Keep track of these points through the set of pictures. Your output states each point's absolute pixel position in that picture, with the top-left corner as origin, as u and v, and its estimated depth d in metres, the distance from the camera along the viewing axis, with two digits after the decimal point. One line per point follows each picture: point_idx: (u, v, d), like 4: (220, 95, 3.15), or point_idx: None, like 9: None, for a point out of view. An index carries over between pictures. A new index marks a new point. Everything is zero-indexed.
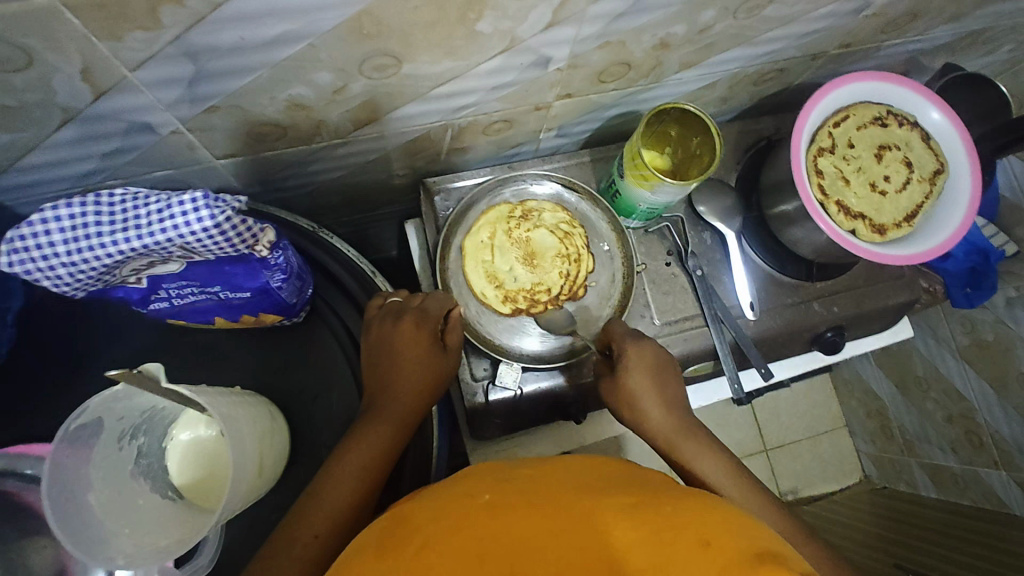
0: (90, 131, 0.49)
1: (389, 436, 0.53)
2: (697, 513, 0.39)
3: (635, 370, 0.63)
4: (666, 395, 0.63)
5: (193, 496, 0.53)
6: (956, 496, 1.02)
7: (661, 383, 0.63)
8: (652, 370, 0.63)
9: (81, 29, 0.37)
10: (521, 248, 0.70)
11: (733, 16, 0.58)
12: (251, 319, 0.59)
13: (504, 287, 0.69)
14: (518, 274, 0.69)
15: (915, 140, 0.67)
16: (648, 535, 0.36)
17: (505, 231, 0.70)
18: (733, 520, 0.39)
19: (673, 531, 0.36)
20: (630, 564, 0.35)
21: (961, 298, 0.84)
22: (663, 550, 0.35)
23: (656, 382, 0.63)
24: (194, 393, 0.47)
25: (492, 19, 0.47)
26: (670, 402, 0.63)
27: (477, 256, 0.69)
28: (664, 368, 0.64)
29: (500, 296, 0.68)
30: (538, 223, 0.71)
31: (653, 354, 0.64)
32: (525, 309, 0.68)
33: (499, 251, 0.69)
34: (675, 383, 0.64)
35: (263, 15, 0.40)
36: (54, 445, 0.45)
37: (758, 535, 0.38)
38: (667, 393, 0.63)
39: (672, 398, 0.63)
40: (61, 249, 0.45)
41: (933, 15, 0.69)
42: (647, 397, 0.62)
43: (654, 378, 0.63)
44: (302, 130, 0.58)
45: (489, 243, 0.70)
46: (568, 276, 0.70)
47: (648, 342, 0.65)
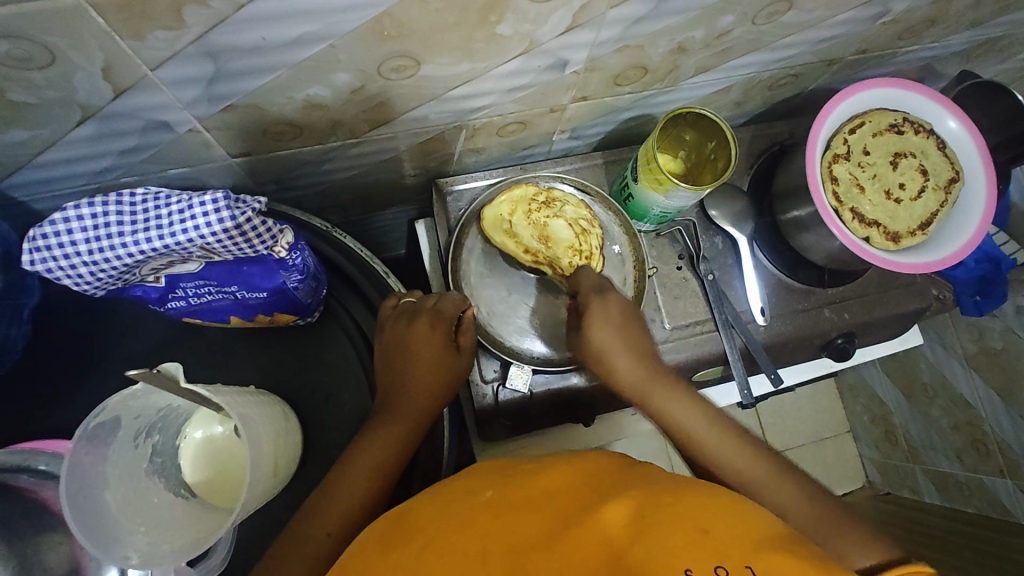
0: (108, 128, 0.49)
1: (401, 436, 0.53)
2: (694, 503, 0.39)
3: (600, 321, 0.60)
4: (635, 345, 0.60)
5: (206, 495, 0.53)
6: (959, 504, 1.02)
7: (627, 333, 0.60)
8: (618, 320, 0.61)
9: (104, 28, 0.37)
10: (536, 232, 0.68)
11: (752, 21, 0.57)
12: (266, 318, 0.59)
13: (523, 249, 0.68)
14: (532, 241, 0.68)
15: (932, 147, 0.67)
16: (648, 530, 0.36)
17: (525, 212, 0.68)
18: (736, 508, 0.39)
19: (672, 522, 0.37)
20: (630, 557, 0.35)
21: (971, 306, 0.84)
22: (663, 543, 0.35)
23: (624, 333, 0.60)
24: (211, 392, 0.47)
25: (512, 22, 0.47)
26: (639, 351, 0.60)
27: (495, 228, 0.68)
28: (631, 321, 0.61)
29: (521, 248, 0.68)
30: (559, 213, 0.69)
31: (619, 308, 0.61)
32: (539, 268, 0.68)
33: (515, 229, 0.68)
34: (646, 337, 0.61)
35: (285, 16, 0.40)
36: (73, 444, 0.45)
37: (761, 521, 0.38)
38: (636, 344, 0.60)
39: (645, 350, 0.60)
40: (82, 248, 0.45)
41: (951, 22, 0.68)
42: (614, 346, 0.59)
43: (621, 328, 0.60)
44: (318, 130, 0.58)
45: (507, 219, 0.68)
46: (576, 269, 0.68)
47: (614, 294, 0.63)
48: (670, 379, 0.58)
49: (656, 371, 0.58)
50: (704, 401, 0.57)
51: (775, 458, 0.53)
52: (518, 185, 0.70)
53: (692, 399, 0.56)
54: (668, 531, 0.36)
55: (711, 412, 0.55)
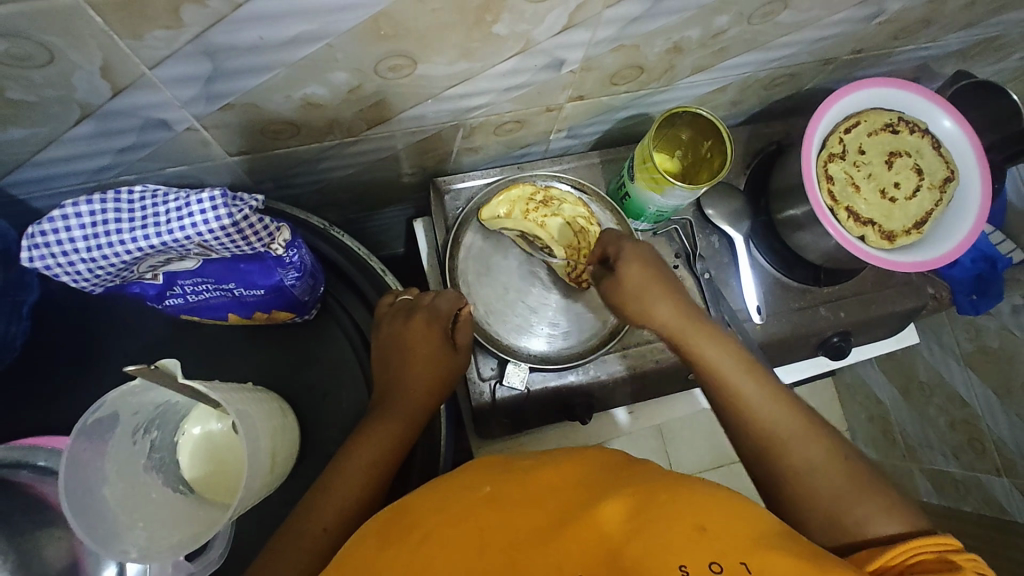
0: (106, 126, 0.49)
1: (399, 433, 0.54)
2: (690, 499, 0.39)
3: (634, 269, 0.57)
4: (674, 293, 0.56)
5: (204, 491, 0.53)
6: (955, 502, 1.03)
7: (666, 279, 0.57)
8: (654, 268, 0.57)
9: (103, 27, 0.38)
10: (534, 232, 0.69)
11: (748, 21, 0.58)
12: (264, 316, 0.60)
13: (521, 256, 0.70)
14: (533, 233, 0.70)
15: (927, 147, 0.67)
16: (645, 526, 0.37)
17: (522, 211, 0.69)
18: (731, 505, 0.39)
19: (669, 518, 0.37)
20: (626, 553, 0.36)
21: (966, 305, 0.84)
22: (660, 540, 0.36)
23: (661, 282, 0.56)
24: (209, 388, 0.47)
25: (508, 22, 0.47)
26: (678, 300, 0.56)
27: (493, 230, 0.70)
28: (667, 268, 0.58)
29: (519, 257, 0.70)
30: (556, 211, 0.70)
31: (654, 257, 0.58)
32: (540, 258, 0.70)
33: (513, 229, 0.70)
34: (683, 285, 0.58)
35: (282, 16, 0.40)
36: (72, 439, 0.46)
37: (755, 518, 0.39)
38: (673, 291, 0.56)
39: (683, 295, 0.57)
40: (81, 245, 0.45)
41: (946, 22, 0.69)
42: (649, 292, 0.56)
43: (658, 277, 0.57)
44: (316, 129, 0.58)
45: (505, 218, 0.69)
46: (575, 266, 0.70)
47: (647, 246, 0.59)
48: (711, 329, 0.55)
49: (696, 320, 0.55)
50: (746, 354, 0.54)
51: (812, 418, 0.51)
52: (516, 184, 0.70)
53: (732, 351, 0.54)
54: (665, 527, 0.37)
55: (752, 366, 0.53)
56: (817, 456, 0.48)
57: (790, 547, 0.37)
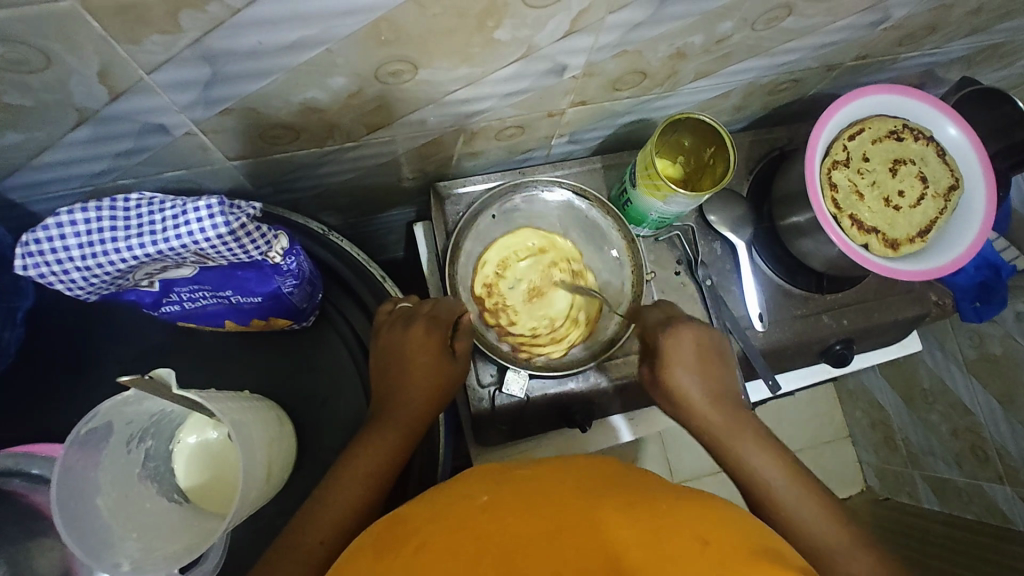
0: (104, 131, 0.48)
1: (396, 441, 0.53)
2: (694, 512, 0.39)
3: (680, 356, 0.58)
4: (712, 386, 0.58)
5: (199, 500, 0.53)
6: (959, 510, 1.02)
7: (706, 372, 0.58)
8: (696, 356, 0.59)
9: (101, 33, 0.37)
10: (542, 284, 0.72)
11: (752, 27, 0.57)
12: (261, 323, 0.59)
13: (498, 280, 0.71)
14: (532, 279, 0.72)
15: (931, 155, 0.66)
16: (646, 536, 0.37)
17: (552, 264, 0.72)
18: (728, 520, 0.40)
19: (669, 532, 0.37)
20: (628, 561, 0.35)
21: (970, 312, 0.84)
22: (661, 550, 0.36)
23: (703, 372, 0.58)
24: (203, 398, 0.47)
25: (510, 27, 0.47)
26: (716, 391, 0.58)
27: (512, 248, 0.72)
28: (710, 357, 0.59)
29: (488, 279, 0.71)
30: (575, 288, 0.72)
31: (695, 343, 0.59)
32: (484, 295, 0.71)
33: (529, 262, 0.72)
34: (723, 375, 0.59)
35: (282, 21, 0.40)
36: (66, 448, 0.46)
37: (753, 534, 0.39)
38: (713, 382, 0.58)
39: (721, 389, 0.58)
40: (76, 254, 0.45)
41: (951, 29, 0.68)
42: (689, 386, 0.57)
43: (699, 367, 0.58)
44: (316, 133, 0.57)
45: (529, 250, 0.72)
46: (533, 334, 0.70)
47: (702, 329, 0.60)
48: (749, 423, 0.56)
49: (735, 413, 0.57)
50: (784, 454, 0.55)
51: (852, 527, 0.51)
52: (565, 242, 0.73)
53: (771, 448, 0.55)
54: (666, 539, 0.36)
55: (793, 466, 0.54)
56: (862, 563, 0.48)
57: (787, 563, 0.37)
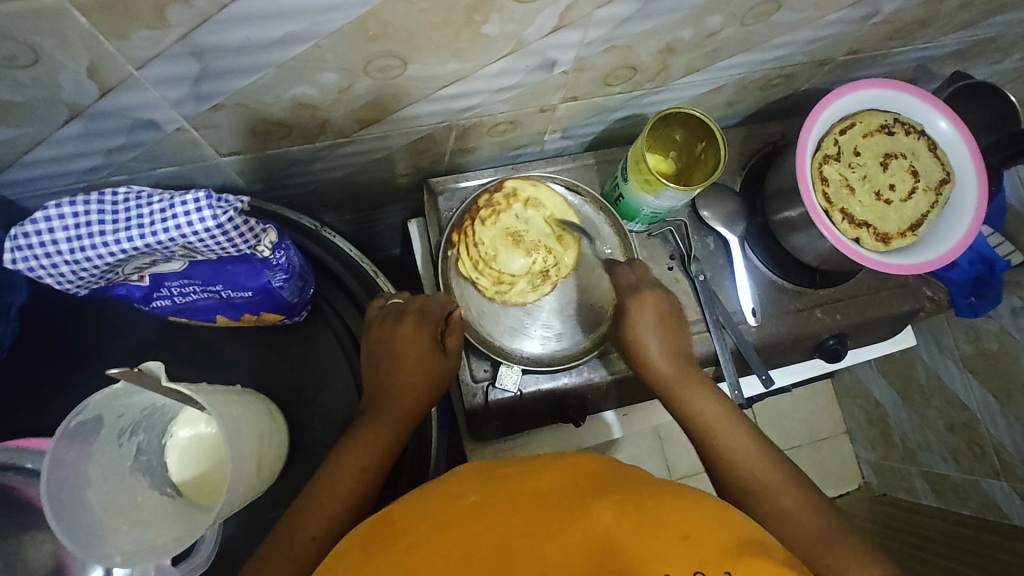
0: (95, 127, 0.49)
1: (386, 437, 0.53)
2: (678, 507, 0.39)
3: (640, 315, 0.63)
4: (670, 343, 0.63)
5: (192, 493, 0.54)
6: (957, 506, 1.03)
7: (666, 329, 0.64)
8: (656, 319, 0.64)
9: (88, 28, 0.38)
10: (522, 246, 0.68)
11: (742, 21, 0.57)
12: (253, 318, 0.59)
13: (515, 201, 0.68)
14: (528, 229, 0.69)
15: (922, 148, 0.66)
16: (632, 533, 0.37)
17: (542, 253, 0.68)
18: (719, 516, 0.39)
19: (653, 528, 0.37)
20: (613, 560, 0.35)
21: (965, 307, 0.84)
22: (645, 547, 0.36)
23: (662, 332, 0.63)
24: (193, 391, 0.47)
25: (498, 22, 0.47)
26: (675, 351, 0.63)
27: (542, 204, 0.69)
28: (669, 318, 0.64)
29: (513, 192, 0.68)
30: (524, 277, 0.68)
31: (657, 308, 0.64)
32: (490, 195, 0.68)
33: (531, 225, 0.69)
34: (681, 336, 0.65)
35: (268, 16, 0.40)
36: (55, 442, 0.46)
37: (744, 529, 0.38)
38: (671, 345, 0.63)
39: (677, 347, 0.63)
40: (64, 248, 0.45)
41: (943, 23, 0.68)
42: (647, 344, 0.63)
43: (658, 326, 0.63)
44: (308, 129, 0.58)
45: (541, 217, 0.69)
46: (470, 239, 0.68)
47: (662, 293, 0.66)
48: (702, 379, 0.61)
49: (690, 372, 0.62)
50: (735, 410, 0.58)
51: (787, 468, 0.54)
52: (568, 252, 0.70)
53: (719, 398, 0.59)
54: (650, 537, 0.36)
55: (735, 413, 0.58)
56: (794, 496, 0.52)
57: (775, 558, 0.36)
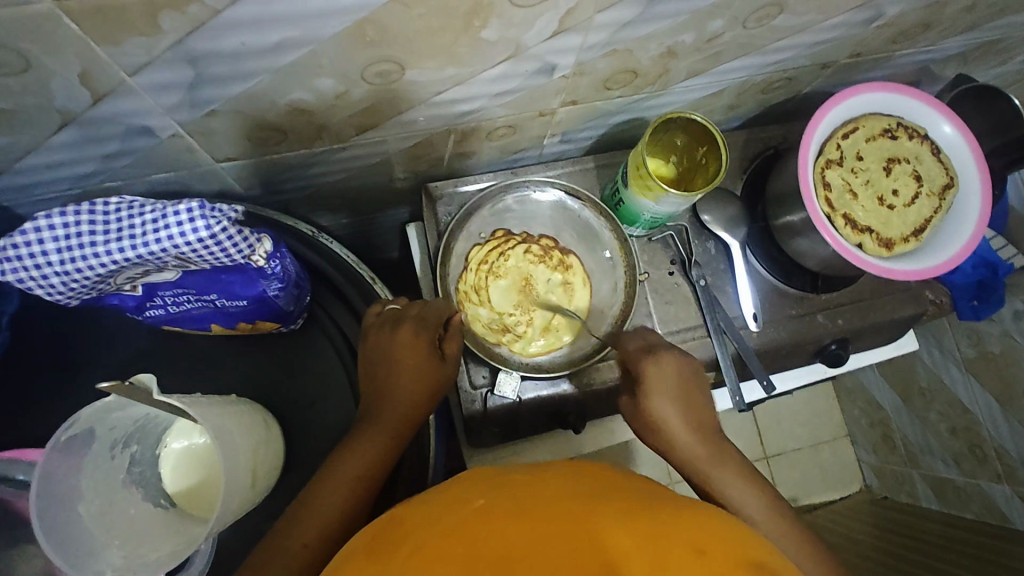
0: (88, 134, 0.48)
1: (382, 445, 0.53)
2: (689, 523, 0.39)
3: (662, 390, 0.59)
4: (694, 418, 0.59)
5: (185, 505, 0.52)
6: (957, 509, 1.02)
7: (689, 402, 0.59)
8: (675, 387, 0.59)
9: (79, 35, 0.37)
10: (522, 293, 0.70)
11: (743, 25, 0.57)
12: (248, 326, 0.59)
13: (556, 275, 0.71)
14: (543, 291, 0.71)
15: (926, 153, 0.66)
16: (644, 543, 0.36)
17: (525, 320, 0.70)
18: (730, 533, 0.39)
19: (665, 540, 0.36)
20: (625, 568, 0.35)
21: (967, 311, 0.83)
22: (657, 558, 0.35)
23: (685, 405, 0.59)
24: (185, 403, 0.46)
25: (497, 27, 0.46)
26: (699, 424, 0.59)
27: (565, 295, 0.71)
28: (691, 388, 0.60)
29: (563, 269, 0.71)
30: (494, 308, 0.69)
31: (677, 374, 0.60)
32: (553, 248, 0.72)
33: (541, 295, 0.71)
34: (704, 404, 0.60)
35: (263, 22, 0.39)
36: (45, 455, 0.45)
37: (756, 548, 0.38)
38: (694, 413, 0.59)
39: (701, 421, 0.59)
40: (54, 259, 0.45)
41: (946, 26, 0.68)
42: (671, 416, 0.58)
43: (681, 400, 0.59)
44: (304, 135, 0.57)
45: (552, 300, 0.71)
46: (506, 250, 0.70)
47: (682, 360, 0.61)
48: (729, 457, 0.58)
49: (718, 447, 0.58)
50: (759, 480, 0.57)
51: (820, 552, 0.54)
52: (551, 340, 0.70)
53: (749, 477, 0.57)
54: (663, 550, 0.36)
55: (765, 491, 0.56)
56: None
57: None
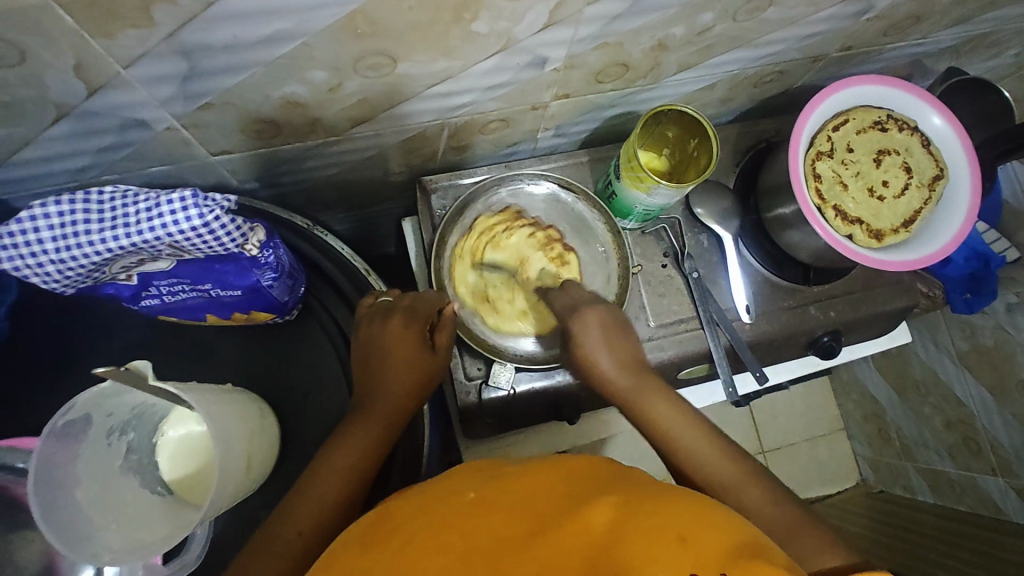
0: (83, 127, 0.49)
1: (376, 435, 0.53)
2: (671, 507, 0.39)
3: (587, 333, 0.61)
4: (621, 356, 0.60)
5: (182, 491, 0.54)
6: (953, 501, 1.03)
7: (613, 341, 0.61)
8: (601, 332, 0.61)
9: (74, 26, 0.37)
10: (513, 272, 0.70)
11: (733, 18, 0.57)
12: (243, 317, 0.59)
13: (550, 269, 0.71)
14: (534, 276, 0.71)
15: (916, 144, 0.66)
16: (632, 532, 0.36)
17: (507, 302, 0.70)
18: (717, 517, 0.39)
19: (652, 527, 0.37)
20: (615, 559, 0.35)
21: (960, 303, 0.85)
22: (644, 547, 0.35)
23: (610, 345, 0.60)
24: (181, 389, 0.47)
25: (488, 20, 0.47)
26: (626, 362, 0.59)
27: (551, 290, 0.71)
28: (615, 331, 0.62)
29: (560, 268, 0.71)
30: (484, 277, 0.70)
31: (598, 321, 0.62)
32: (557, 240, 0.72)
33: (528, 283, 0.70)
34: (633, 345, 0.61)
35: (255, 14, 0.40)
36: (42, 441, 0.46)
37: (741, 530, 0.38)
38: (624, 357, 0.60)
39: (628, 358, 0.60)
40: (50, 247, 0.45)
41: (936, 19, 0.68)
42: (599, 357, 0.59)
43: (606, 343, 0.60)
44: (299, 128, 0.58)
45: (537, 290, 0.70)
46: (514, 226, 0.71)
47: (603, 308, 0.64)
48: (656, 386, 0.57)
49: (646, 380, 0.58)
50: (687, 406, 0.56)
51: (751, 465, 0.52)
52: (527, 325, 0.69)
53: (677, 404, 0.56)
54: (650, 537, 0.36)
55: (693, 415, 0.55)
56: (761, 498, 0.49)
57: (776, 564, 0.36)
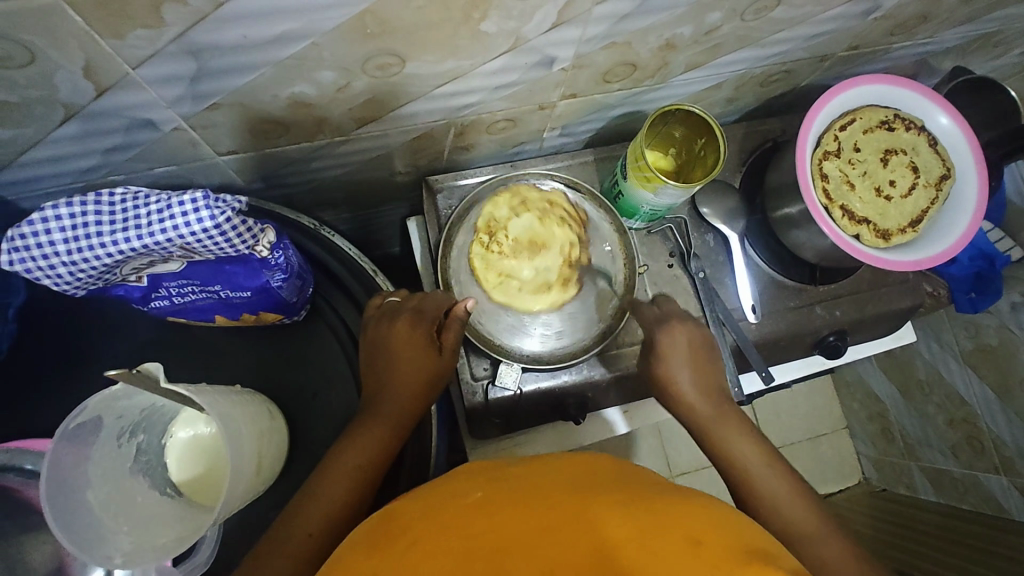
0: (91, 127, 0.49)
1: (382, 436, 0.53)
2: (679, 510, 0.39)
3: (673, 351, 0.63)
4: (704, 381, 0.62)
5: (192, 493, 0.54)
6: (955, 500, 1.03)
7: (698, 362, 0.63)
8: (687, 354, 0.63)
9: (83, 27, 0.37)
10: (526, 244, 0.69)
11: (741, 17, 0.57)
12: (252, 318, 0.59)
13: (552, 279, 0.69)
14: (540, 261, 0.69)
15: (923, 144, 0.66)
16: (639, 533, 0.36)
17: (495, 273, 0.68)
18: (723, 521, 0.39)
19: (659, 529, 0.37)
20: (621, 557, 0.35)
21: (965, 302, 0.84)
22: (652, 548, 0.35)
23: (694, 368, 0.63)
24: (192, 392, 0.47)
25: (496, 19, 0.47)
26: (706, 387, 0.62)
27: (532, 292, 0.68)
28: (700, 352, 0.64)
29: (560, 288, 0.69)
30: (503, 230, 0.69)
31: (686, 340, 0.64)
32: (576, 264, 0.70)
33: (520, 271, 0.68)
34: (715, 371, 0.64)
35: (264, 14, 0.40)
36: (54, 443, 0.46)
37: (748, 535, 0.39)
38: (704, 379, 0.62)
39: (710, 383, 0.62)
40: (61, 249, 0.45)
41: (944, 18, 0.68)
42: (681, 375, 0.62)
43: (691, 364, 0.63)
44: (306, 128, 0.57)
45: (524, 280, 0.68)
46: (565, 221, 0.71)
47: (692, 326, 0.66)
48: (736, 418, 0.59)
49: (727, 409, 0.60)
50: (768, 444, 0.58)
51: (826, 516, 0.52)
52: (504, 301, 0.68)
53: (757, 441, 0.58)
54: (658, 538, 0.36)
55: (771, 453, 0.57)
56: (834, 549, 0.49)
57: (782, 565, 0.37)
